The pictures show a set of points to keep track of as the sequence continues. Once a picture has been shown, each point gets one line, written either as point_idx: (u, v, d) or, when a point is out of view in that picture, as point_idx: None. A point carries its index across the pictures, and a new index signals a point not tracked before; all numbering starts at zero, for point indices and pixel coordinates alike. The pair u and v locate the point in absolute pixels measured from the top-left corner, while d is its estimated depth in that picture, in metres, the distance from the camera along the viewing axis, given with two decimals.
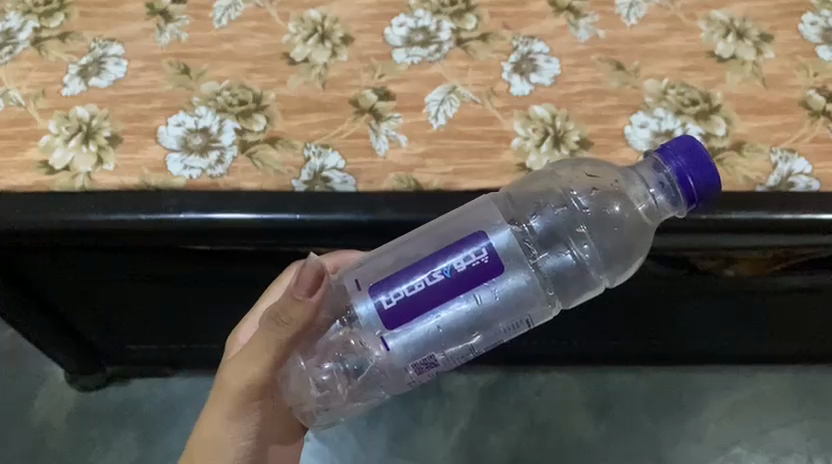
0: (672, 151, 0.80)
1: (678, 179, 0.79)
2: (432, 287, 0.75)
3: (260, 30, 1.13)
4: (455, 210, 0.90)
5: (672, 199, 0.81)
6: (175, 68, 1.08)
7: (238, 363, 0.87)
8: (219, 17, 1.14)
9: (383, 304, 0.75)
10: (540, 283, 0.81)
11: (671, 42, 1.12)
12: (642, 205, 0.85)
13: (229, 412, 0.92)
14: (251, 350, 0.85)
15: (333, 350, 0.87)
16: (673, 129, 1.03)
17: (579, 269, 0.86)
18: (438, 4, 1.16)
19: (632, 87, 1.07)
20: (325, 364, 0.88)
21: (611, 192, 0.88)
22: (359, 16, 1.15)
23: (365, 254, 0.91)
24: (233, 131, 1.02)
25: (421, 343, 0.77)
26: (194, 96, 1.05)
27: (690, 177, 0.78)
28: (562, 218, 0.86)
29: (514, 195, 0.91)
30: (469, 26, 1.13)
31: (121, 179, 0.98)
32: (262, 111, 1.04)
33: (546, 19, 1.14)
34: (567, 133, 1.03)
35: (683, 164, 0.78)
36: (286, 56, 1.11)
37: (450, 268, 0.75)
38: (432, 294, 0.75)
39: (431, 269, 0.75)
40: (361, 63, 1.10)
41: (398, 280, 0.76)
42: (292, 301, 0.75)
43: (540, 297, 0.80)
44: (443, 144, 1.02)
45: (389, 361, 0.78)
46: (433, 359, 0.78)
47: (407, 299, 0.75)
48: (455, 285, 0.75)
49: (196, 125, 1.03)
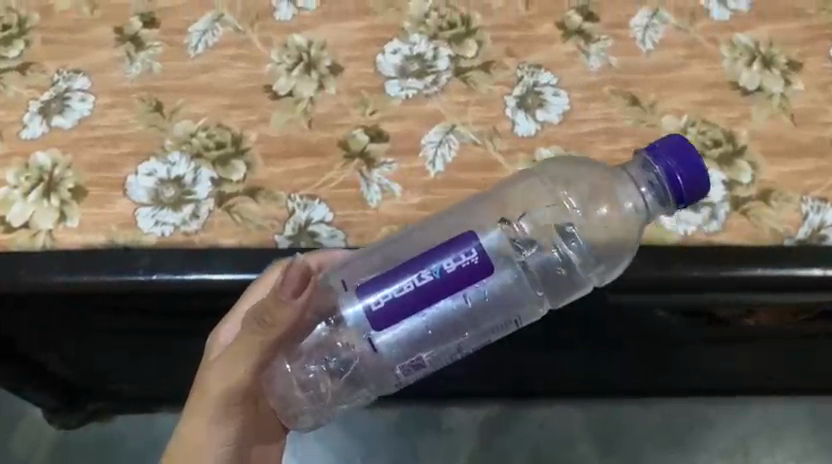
0: (662, 151, 0.73)
1: (667, 180, 0.72)
2: (421, 288, 0.69)
3: (239, 59, 1.03)
4: (445, 221, 0.85)
5: (661, 198, 0.75)
6: (145, 105, 0.99)
7: (222, 368, 0.78)
8: (195, 43, 1.05)
9: (371, 304, 0.70)
10: (530, 280, 0.77)
11: (689, 71, 1.02)
12: (630, 202, 0.78)
13: (217, 419, 0.82)
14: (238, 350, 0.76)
15: (319, 353, 0.80)
16: None
17: (569, 267, 0.80)
18: (436, 27, 1.06)
19: (647, 125, 0.97)
20: (312, 365, 0.81)
21: (605, 189, 0.81)
22: (349, 42, 1.05)
23: (350, 255, 0.86)
24: (209, 181, 0.92)
25: (410, 344, 0.72)
26: (165, 139, 0.95)
27: (681, 180, 0.72)
28: (552, 216, 0.80)
29: (501, 199, 0.85)
30: (470, 54, 1.04)
31: (85, 238, 0.88)
32: (242, 157, 0.94)
33: (553, 45, 1.05)
34: None
35: (674, 164, 0.72)
36: (269, 89, 1.01)
37: (440, 265, 0.69)
38: (423, 295, 0.69)
39: (423, 268, 0.69)
40: (353, 98, 1.01)
41: (386, 280, 0.70)
42: (276, 302, 0.69)
43: (527, 295, 0.76)
44: (440, 195, 0.93)
45: (376, 360, 0.74)
46: (421, 360, 0.73)
47: (396, 300, 0.69)
48: (448, 283, 0.69)
49: (168, 175, 0.92)
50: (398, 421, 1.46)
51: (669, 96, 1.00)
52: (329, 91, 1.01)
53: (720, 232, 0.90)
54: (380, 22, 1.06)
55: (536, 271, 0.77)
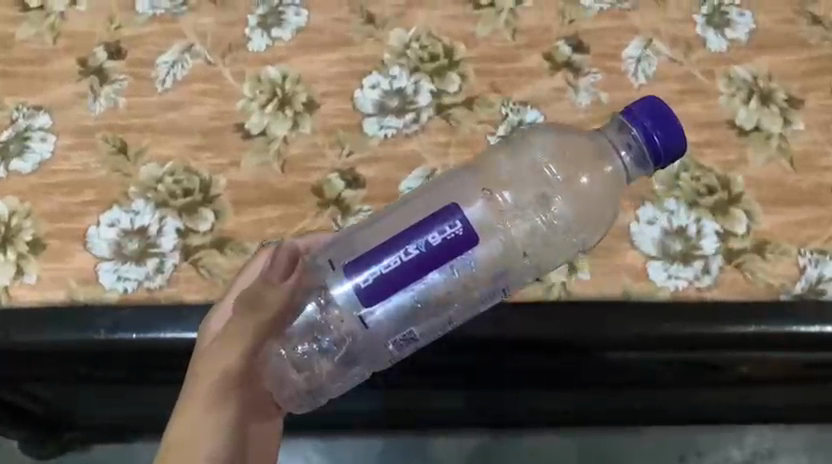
0: (635, 111, 0.72)
1: (645, 141, 0.71)
2: (408, 263, 0.66)
3: (209, 94, 0.98)
4: (420, 198, 0.81)
5: (638, 159, 0.73)
6: (109, 146, 0.94)
7: (219, 353, 0.71)
8: (163, 77, 0.99)
9: (358, 282, 0.67)
10: (521, 249, 0.74)
11: (683, 109, 0.97)
12: (611, 166, 0.76)
13: (217, 423, 0.70)
14: (233, 330, 0.71)
15: (308, 335, 0.75)
16: (686, 224, 0.88)
17: (557, 236, 0.76)
18: (417, 58, 1.01)
19: None
20: (302, 345, 0.75)
21: (586, 156, 0.77)
22: (325, 76, 1.00)
23: (335, 234, 0.83)
24: (176, 232, 0.87)
25: (399, 319, 0.70)
26: (129, 185, 0.90)
27: (659, 136, 0.70)
28: (536, 185, 0.76)
29: (481, 173, 0.81)
30: (452, 89, 0.99)
31: (44, 295, 0.84)
32: (211, 204, 0.89)
33: (540, 79, 1.00)
34: None
35: (649, 124, 0.71)
36: (240, 127, 0.96)
37: (426, 240, 0.66)
38: (412, 270, 0.66)
39: (408, 244, 0.66)
40: (329, 137, 0.96)
41: (370, 258, 0.67)
42: (265, 283, 0.71)
43: (519, 264, 0.74)
44: None
45: (366, 337, 0.72)
46: (413, 334, 0.71)
47: (385, 276, 0.66)
48: (436, 254, 0.66)
49: (132, 226, 0.87)
50: (384, 451, 1.42)
51: None
52: (303, 129, 0.96)
53: (713, 288, 0.85)
54: (357, 54, 1.01)
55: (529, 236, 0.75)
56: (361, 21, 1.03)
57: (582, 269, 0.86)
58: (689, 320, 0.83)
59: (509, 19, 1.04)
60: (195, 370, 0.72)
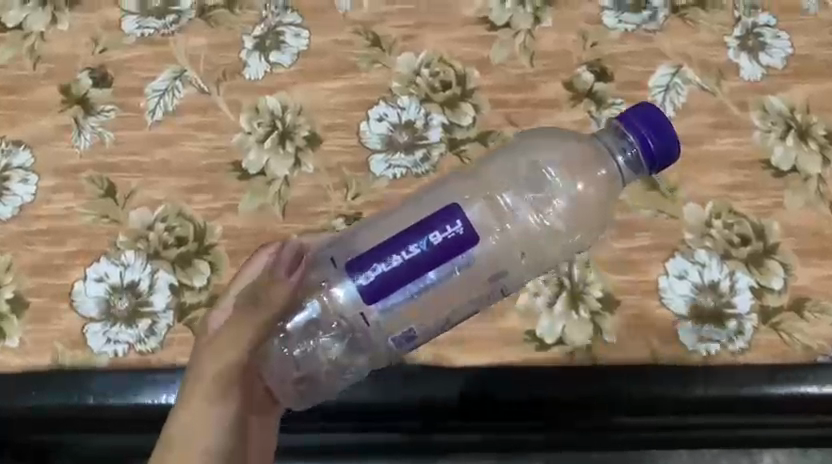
0: (632, 116, 0.65)
1: (640, 148, 0.65)
2: (410, 264, 0.60)
3: (203, 128, 0.91)
4: (417, 201, 0.75)
5: (634, 164, 0.67)
6: (96, 187, 0.87)
7: (216, 348, 0.63)
8: (153, 108, 0.92)
9: (358, 280, 0.60)
10: (521, 243, 0.67)
11: (716, 147, 0.90)
12: (603, 170, 0.69)
13: (214, 417, 0.64)
14: (231, 326, 0.63)
15: (308, 334, 0.66)
16: (719, 279, 0.82)
17: (557, 236, 0.70)
18: (427, 87, 0.94)
19: (669, 216, 0.85)
20: (296, 349, 0.66)
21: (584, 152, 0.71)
22: (329, 107, 0.93)
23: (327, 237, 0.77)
24: (169, 288, 0.81)
25: (396, 321, 0.62)
26: (119, 233, 0.84)
27: (655, 143, 0.64)
28: (530, 186, 0.71)
29: (477, 176, 0.75)
30: (465, 122, 0.92)
31: (27, 361, 0.79)
32: (206, 255, 0.83)
33: (561, 111, 0.93)
34: (586, 286, 0.81)
35: (643, 131, 0.65)
36: (237, 166, 0.89)
37: (425, 239, 0.60)
38: (413, 269, 0.60)
39: (408, 243, 0.60)
40: (333, 177, 0.89)
41: (368, 260, 0.60)
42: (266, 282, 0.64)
43: (519, 262, 0.67)
44: None
45: (363, 335, 0.64)
46: (414, 332, 0.63)
47: (386, 273, 0.60)
48: (435, 256, 0.60)
49: (122, 280, 0.81)
50: None
51: (692, 177, 0.88)
52: (306, 167, 0.89)
53: (746, 351, 0.80)
54: (363, 81, 0.94)
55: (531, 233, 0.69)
56: (367, 44, 0.96)
57: (607, 331, 0.80)
58: (715, 385, 0.79)
59: (527, 42, 0.97)
60: (193, 363, 0.65)
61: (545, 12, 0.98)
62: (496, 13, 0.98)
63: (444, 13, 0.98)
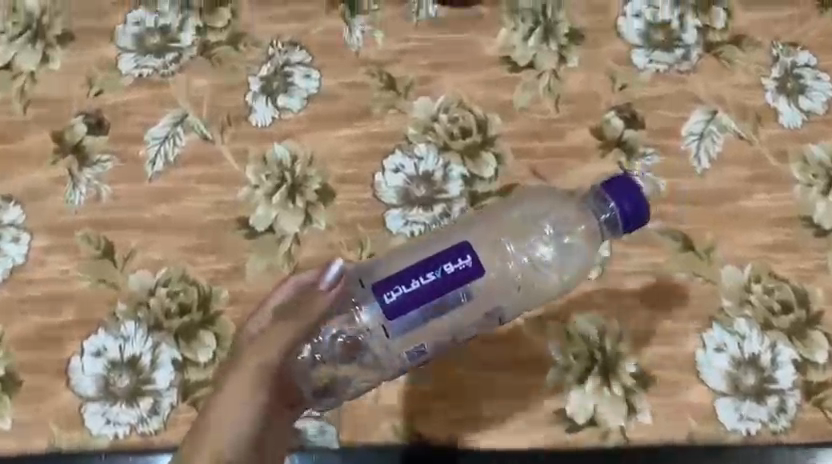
0: (614, 185, 0.67)
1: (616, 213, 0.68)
2: (422, 289, 0.61)
3: (206, 180, 0.85)
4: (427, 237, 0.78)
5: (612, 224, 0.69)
6: (92, 247, 0.81)
7: (259, 345, 0.66)
8: (153, 158, 0.86)
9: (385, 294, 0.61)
10: (520, 275, 0.69)
11: (755, 202, 0.84)
12: (584, 225, 0.70)
13: (250, 404, 0.64)
14: (273, 324, 0.67)
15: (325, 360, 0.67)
16: (759, 351, 0.77)
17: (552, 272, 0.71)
18: (446, 134, 0.88)
19: (706, 280, 0.80)
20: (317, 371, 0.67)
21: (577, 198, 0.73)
22: (340, 156, 0.87)
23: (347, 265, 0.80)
24: (172, 364, 0.76)
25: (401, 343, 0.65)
26: (119, 300, 0.78)
27: (634, 213, 0.67)
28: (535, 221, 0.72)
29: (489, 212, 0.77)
30: (486, 173, 0.86)
31: (22, 444, 0.74)
32: (211, 326, 0.77)
33: (588, 161, 0.87)
34: (619, 361, 0.77)
35: (619, 196, 0.67)
36: (243, 223, 0.83)
37: (442, 268, 0.62)
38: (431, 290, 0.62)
39: (429, 269, 0.62)
40: (347, 235, 0.83)
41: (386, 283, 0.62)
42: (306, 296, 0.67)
43: (516, 291, 0.69)
44: (456, 380, 0.76)
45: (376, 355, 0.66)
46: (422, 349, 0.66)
47: (409, 291, 0.61)
48: (452, 280, 0.62)
49: (121, 355, 0.76)
50: None
51: (730, 237, 0.82)
52: (317, 225, 0.83)
53: (788, 431, 0.75)
54: (377, 128, 0.88)
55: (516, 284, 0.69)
56: (381, 86, 0.90)
57: (640, 410, 0.76)
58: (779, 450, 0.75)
59: (552, 84, 0.90)
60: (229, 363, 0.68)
61: (570, 51, 0.92)
62: (519, 52, 0.92)
63: (463, 52, 0.92)
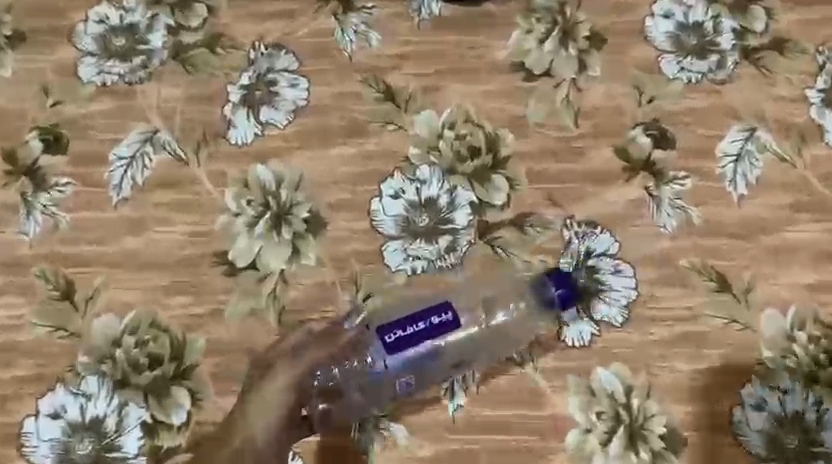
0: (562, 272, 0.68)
1: (554, 298, 0.68)
2: (410, 338, 0.63)
3: (179, 208, 0.75)
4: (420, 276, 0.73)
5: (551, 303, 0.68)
6: (50, 287, 0.71)
7: (289, 361, 0.67)
8: (118, 181, 0.75)
9: (383, 336, 0.63)
10: (480, 341, 0.67)
11: (800, 234, 0.75)
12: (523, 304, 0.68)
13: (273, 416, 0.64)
14: (299, 347, 0.68)
15: (327, 392, 0.66)
16: (803, 410, 0.69)
17: (505, 336, 0.68)
18: (452, 153, 0.77)
19: (745, 327, 0.71)
20: (321, 401, 0.66)
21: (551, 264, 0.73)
22: (332, 179, 0.76)
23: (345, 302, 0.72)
24: (140, 426, 0.67)
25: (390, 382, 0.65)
26: (78, 352, 0.69)
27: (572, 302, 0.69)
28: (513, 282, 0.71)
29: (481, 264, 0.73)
30: (498, 199, 0.76)
31: None
32: (185, 381, 0.68)
33: (613, 186, 0.76)
34: (648, 421, 0.68)
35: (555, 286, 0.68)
36: (222, 258, 0.73)
37: (431, 318, 0.64)
38: (418, 338, 0.63)
39: (419, 319, 0.64)
40: (338, 273, 0.73)
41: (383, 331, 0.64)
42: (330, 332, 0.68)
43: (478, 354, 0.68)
44: (466, 445, 0.68)
45: (355, 406, 0.67)
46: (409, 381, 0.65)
47: (405, 334, 0.63)
48: (438, 331, 0.64)
49: (83, 416, 0.67)
50: None
51: (769, 275, 0.73)
52: (305, 261, 0.73)
53: None
54: (374, 147, 0.77)
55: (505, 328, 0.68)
56: (378, 97, 0.79)
57: None
58: None
59: (570, 95, 0.79)
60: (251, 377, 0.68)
61: (593, 57, 0.81)
62: (533, 58, 0.81)
63: (471, 58, 0.81)
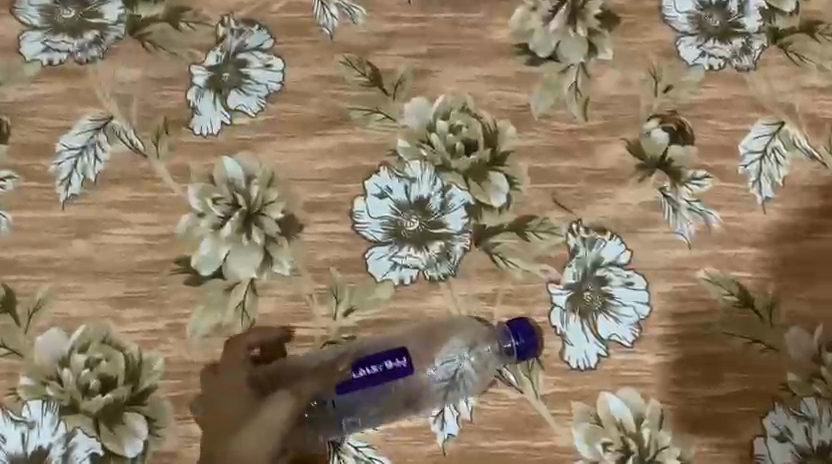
0: (523, 324, 0.62)
1: (511, 352, 0.62)
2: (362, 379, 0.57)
3: (135, 208, 0.66)
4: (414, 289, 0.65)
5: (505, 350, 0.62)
6: None
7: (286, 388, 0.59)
8: (66, 175, 0.66)
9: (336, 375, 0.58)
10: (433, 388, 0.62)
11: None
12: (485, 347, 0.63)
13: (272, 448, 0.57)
14: (292, 372, 0.61)
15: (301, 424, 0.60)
16: (830, 442, 0.62)
17: (456, 386, 0.62)
18: (445, 148, 0.69)
19: (769, 348, 0.64)
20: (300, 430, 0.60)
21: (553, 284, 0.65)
22: (310, 175, 0.68)
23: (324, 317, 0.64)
24: (90, 458, 0.60)
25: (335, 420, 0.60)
26: (21, 373, 0.62)
27: (533, 356, 0.62)
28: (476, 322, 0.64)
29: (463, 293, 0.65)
30: (496, 201, 0.67)
31: None
32: (141, 407, 0.61)
33: (624, 187, 0.68)
34: (658, 453, 0.62)
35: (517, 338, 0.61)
36: (184, 265, 0.65)
37: (383, 362, 0.57)
38: (369, 382, 0.57)
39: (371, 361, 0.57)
40: (316, 284, 0.65)
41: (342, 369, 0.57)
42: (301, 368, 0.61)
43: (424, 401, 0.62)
44: None
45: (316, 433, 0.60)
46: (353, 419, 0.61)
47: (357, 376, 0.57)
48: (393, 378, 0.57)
49: (25, 447, 0.60)
50: None
51: (797, 290, 0.66)
52: (279, 269, 0.65)
53: None
54: (357, 138, 0.69)
55: (481, 368, 0.62)
56: (362, 82, 0.70)
57: None
58: None
59: (579, 83, 0.71)
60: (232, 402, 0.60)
61: (604, 38, 0.72)
62: (538, 39, 0.72)
63: (467, 38, 0.72)
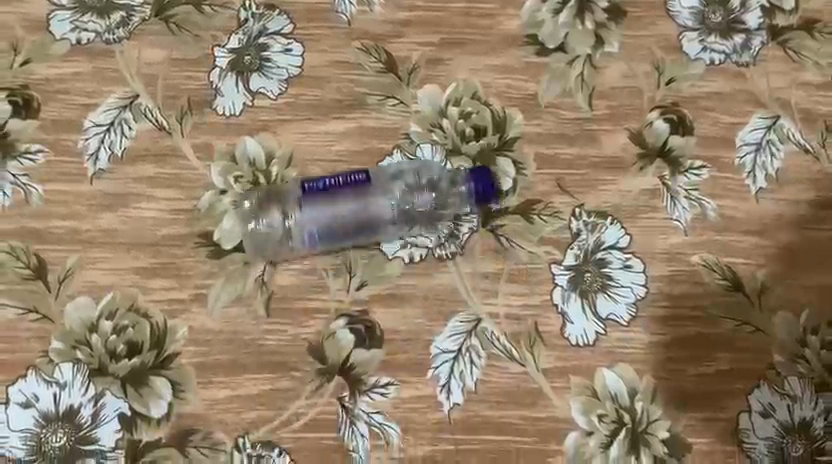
0: (484, 172, 0.70)
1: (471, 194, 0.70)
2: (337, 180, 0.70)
3: (160, 183, 0.69)
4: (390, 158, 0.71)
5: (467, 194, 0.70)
6: (21, 264, 0.67)
7: None
8: (94, 150, 0.70)
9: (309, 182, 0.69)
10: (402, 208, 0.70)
11: (821, 232, 0.71)
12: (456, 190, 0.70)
13: None
14: None
15: None
16: (811, 418, 0.66)
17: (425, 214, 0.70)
18: (454, 131, 0.72)
19: (757, 331, 0.68)
20: None
21: (555, 265, 0.69)
22: (327, 156, 0.71)
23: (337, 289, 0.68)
24: (117, 418, 0.64)
25: (301, 206, 0.69)
26: (52, 337, 0.65)
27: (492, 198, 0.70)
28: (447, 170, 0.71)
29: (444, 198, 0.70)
30: (503, 184, 0.71)
31: None
32: (165, 371, 0.65)
33: (625, 174, 0.71)
34: (650, 427, 0.66)
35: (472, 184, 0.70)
36: (207, 239, 0.68)
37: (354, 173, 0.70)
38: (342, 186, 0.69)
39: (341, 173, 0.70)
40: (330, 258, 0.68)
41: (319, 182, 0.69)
42: None
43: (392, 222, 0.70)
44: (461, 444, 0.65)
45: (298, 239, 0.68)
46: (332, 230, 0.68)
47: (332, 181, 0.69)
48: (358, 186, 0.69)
49: (57, 407, 0.64)
50: None
51: (785, 276, 0.69)
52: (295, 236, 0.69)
53: None
54: (372, 121, 0.72)
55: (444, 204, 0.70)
56: (378, 68, 0.73)
57: None
58: None
59: (586, 74, 0.74)
60: None
61: (612, 31, 0.75)
62: (548, 31, 0.75)
63: (479, 28, 0.75)
